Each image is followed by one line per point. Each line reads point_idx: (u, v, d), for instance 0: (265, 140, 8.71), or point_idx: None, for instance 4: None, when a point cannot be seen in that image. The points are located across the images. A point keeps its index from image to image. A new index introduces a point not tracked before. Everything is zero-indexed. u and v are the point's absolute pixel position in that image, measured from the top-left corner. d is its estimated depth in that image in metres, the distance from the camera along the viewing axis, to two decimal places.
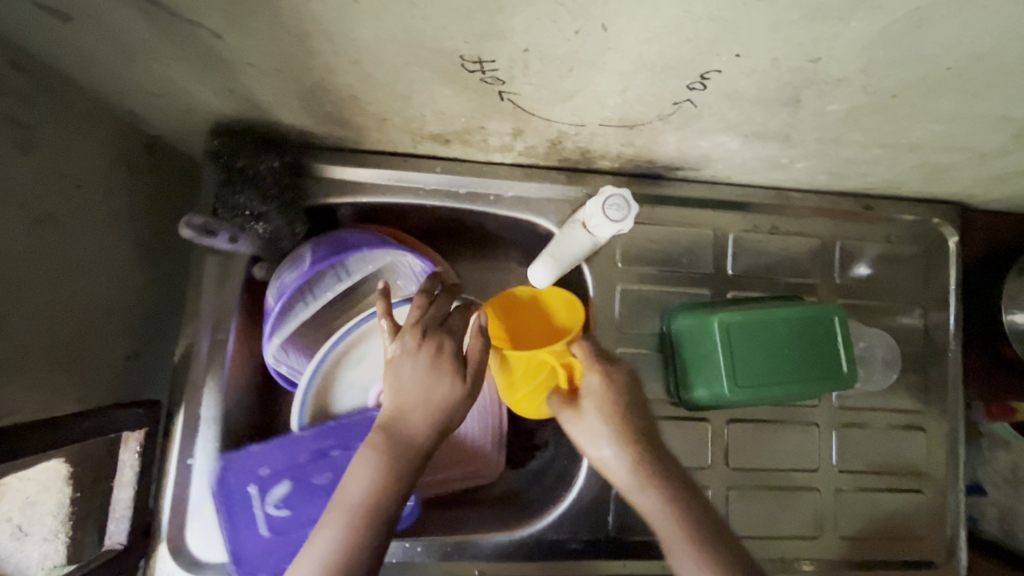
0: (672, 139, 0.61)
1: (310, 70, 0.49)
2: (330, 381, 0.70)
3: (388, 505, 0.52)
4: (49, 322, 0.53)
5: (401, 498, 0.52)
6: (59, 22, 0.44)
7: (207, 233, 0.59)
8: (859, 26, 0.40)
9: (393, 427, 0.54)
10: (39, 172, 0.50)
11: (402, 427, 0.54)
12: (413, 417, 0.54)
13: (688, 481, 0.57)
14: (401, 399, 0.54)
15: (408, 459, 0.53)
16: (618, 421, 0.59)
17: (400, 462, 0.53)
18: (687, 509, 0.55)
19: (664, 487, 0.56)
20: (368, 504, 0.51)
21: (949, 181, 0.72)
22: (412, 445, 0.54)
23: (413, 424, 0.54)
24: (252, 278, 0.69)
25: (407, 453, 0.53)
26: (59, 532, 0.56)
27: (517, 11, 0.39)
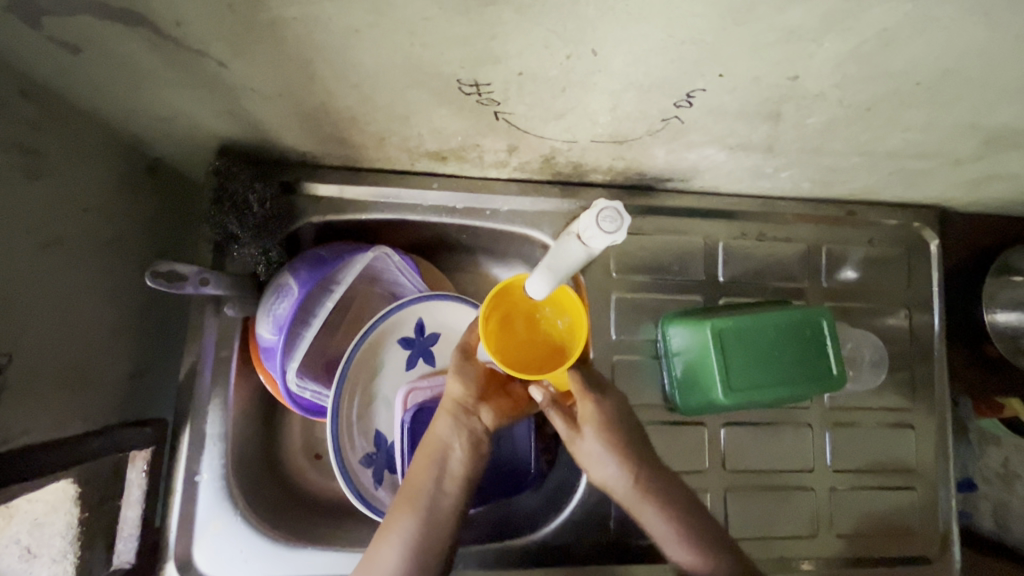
0: (661, 152, 0.64)
1: (312, 94, 0.51)
2: (350, 400, 0.72)
3: (444, 505, 0.61)
4: (58, 344, 0.54)
5: (442, 499, 0.61)
6: (69, 54, 0.45)
7: (175, 279, 0.58)
8: (833, 47, 0.43)
9: (435, 435, 0.63)
10: (47, 197, 0.51)
11: (442, 432, 0.63)
12: (449, 421, 0.63)
13: (684, 493, 0.65)
14: (444, 414, 0.63)
15: (452, 460, 0.62)
16: (616, 446, 0.64)
17: (445, 464, 0.62)
18: (686, 511, 0.63)
19: (661, 502, 0.63)
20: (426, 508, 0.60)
21: (926, 186, 0.75)
22: (451, 449, 0.62)
23: (447, 430, 0.63)
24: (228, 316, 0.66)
25: (449, 456, 0.62)
26: (67, 553, 0.55)
27: (511, 38, 0.42)
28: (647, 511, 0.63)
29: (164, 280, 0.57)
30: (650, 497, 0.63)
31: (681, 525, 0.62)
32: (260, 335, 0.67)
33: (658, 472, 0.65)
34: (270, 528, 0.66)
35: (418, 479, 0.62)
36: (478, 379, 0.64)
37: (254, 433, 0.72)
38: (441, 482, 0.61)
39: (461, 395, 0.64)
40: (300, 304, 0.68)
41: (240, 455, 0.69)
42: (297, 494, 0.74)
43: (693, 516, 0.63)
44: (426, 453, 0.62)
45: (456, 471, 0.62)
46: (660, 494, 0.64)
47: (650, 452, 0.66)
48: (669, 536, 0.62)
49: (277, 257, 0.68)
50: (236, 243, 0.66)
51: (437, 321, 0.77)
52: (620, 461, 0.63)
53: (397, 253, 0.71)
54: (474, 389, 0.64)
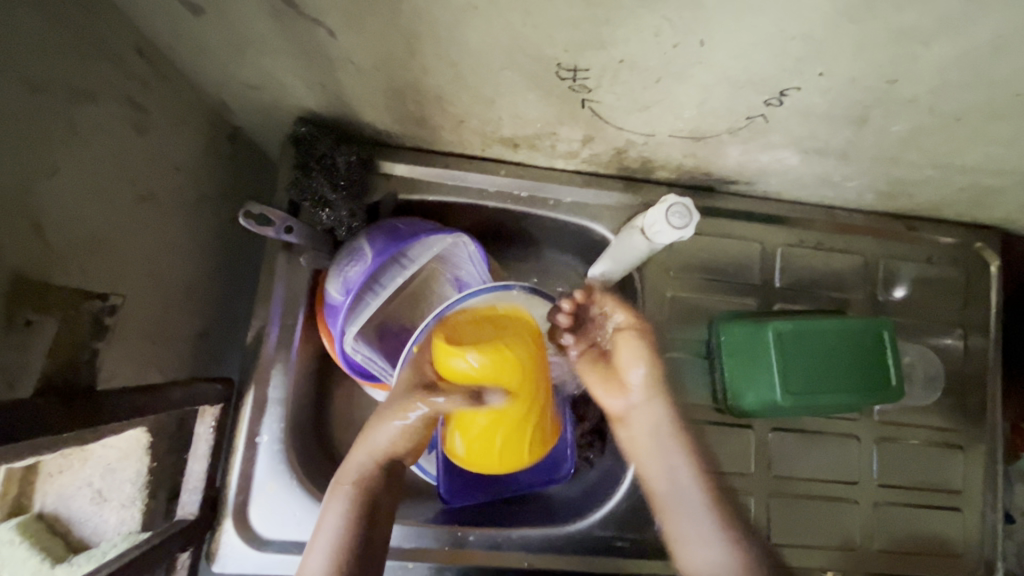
0: (734, 152, 0.64)
1: (408, 70, 0.53)
2: None
3: (359, 531, 0.60)
4: (146, 298, 0.55)
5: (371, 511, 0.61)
6: (191, 15, 0.47)
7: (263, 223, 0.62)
8: (940, 51, 0.43)
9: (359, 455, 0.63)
10: (148, 152, 0.53)
11: (359, 465, 0.63)
12: (366, 455, 0.63)
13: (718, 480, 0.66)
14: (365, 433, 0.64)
15: (370, 489, 0.62)
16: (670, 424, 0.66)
17: (363, 494, 0.61)
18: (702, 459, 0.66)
19: (694, 457, 0.66)
20: (343, 533, 0.59)
21: (992, 205, 0.75)
22: (371, 479, 0.62)
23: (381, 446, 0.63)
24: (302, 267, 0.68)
25: (367, 484, 0.62)
26: (135, 500, 0.59)
27: (624, 22, 0.43)
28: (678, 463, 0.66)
29: (253, 222, 0.62)
30: (665, 448, 0.66)
31: (716, 506, 0.64)
32: (329, 295, 0.69)
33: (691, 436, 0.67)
34: (323, 496, 0.67)
35: (331, 510, 0.60)
36: (419, 424, 0.62)
37: (309, 402, 0.73)
38: (358, 511, 0.60)
39: (387, 436, 0.63)
40: (371, 271, 0.69)
41: (296, 421, 0.70)
42: (346, 466, 0.75)
43: (724, 501, 0.64)
44: (341, 486, 0.62)
45: (370, 504, 0.61)
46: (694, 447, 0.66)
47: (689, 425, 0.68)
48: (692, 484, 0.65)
49: (360, 222, 0.70)
50: (326, 207, 0.67)
51: None
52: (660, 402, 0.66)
53: (474, 241, 0.72)
54: (399, 432, 0.62)
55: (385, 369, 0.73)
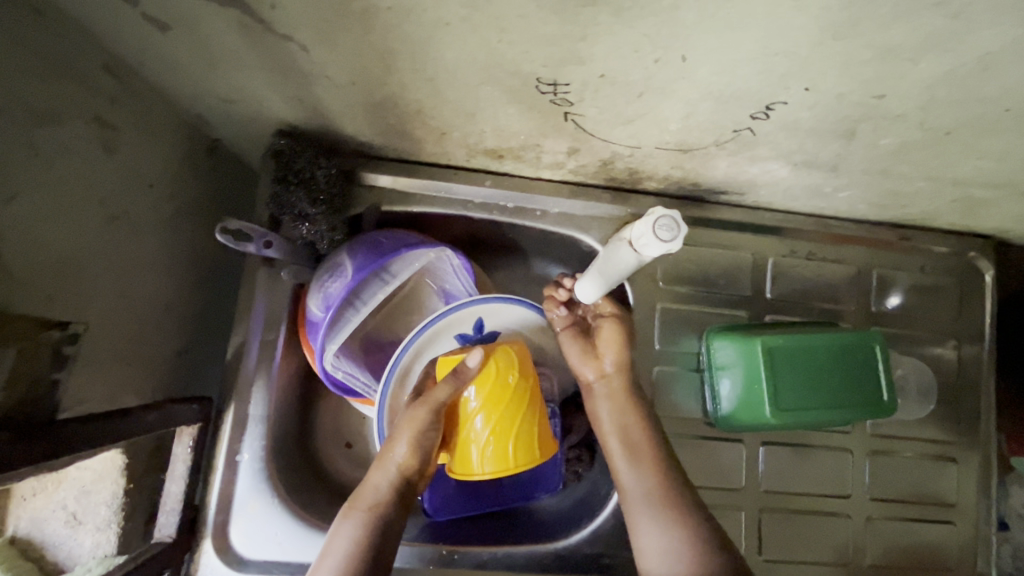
0: (722, 164, 0.63)
1: (385, 85, 0.51)
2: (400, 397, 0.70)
3: (365, 563, 0.55)
4: (118, 318, 0.54)
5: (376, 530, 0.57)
6: (158, 31, 0.46)
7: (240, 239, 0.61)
8: (928, 67, 0.42)
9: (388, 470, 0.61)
10: (118, 170, 0.52)
11: (377, 491, 0.60)
12: (387, 480, 0.60)
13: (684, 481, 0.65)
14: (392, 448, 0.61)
15: (383, 520, 0.58)
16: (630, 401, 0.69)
17: (375, 525, 0.58)
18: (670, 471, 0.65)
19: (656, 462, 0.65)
20: (347, 565, 0.55)
21: (986, 215, 0.74)
22: (387, 509, 0.59)
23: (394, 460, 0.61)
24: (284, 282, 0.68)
25: (380, 511, 0.59)
26: (111, 522, 0.58)
27: (602, 39, 0.41)
28: (638, 462, 0.65)
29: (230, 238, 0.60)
30: (633, 453, 0.66)
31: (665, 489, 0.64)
32: (309, 311, 0.68)
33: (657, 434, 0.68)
34: (304, 514, 0.65)
35: (339, 534, 0.57)
36: (417, 435, 0.61)
37: (292, 418, 0.72)
38: (363, 543, 0.56)
39: (406, 460, 0.61)
40: (351, 286, 0.67)
41: (278, 437, 0.68)
42: (330, 481, 0.74)
43: (679, 485, 0.65)
44: (356, 510, 0.59)
45: (380, 539, 0.57)
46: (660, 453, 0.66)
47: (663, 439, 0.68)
48: (646, 454, 0.66)
49: (340, 236, 0.69)
50: (306, 221, 0.66)
51: (495, 324, 0.73)
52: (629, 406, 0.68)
53: (457, 254, 0.71)
54: (418, 458, 0.61)
55: (368, 385, 0.72)
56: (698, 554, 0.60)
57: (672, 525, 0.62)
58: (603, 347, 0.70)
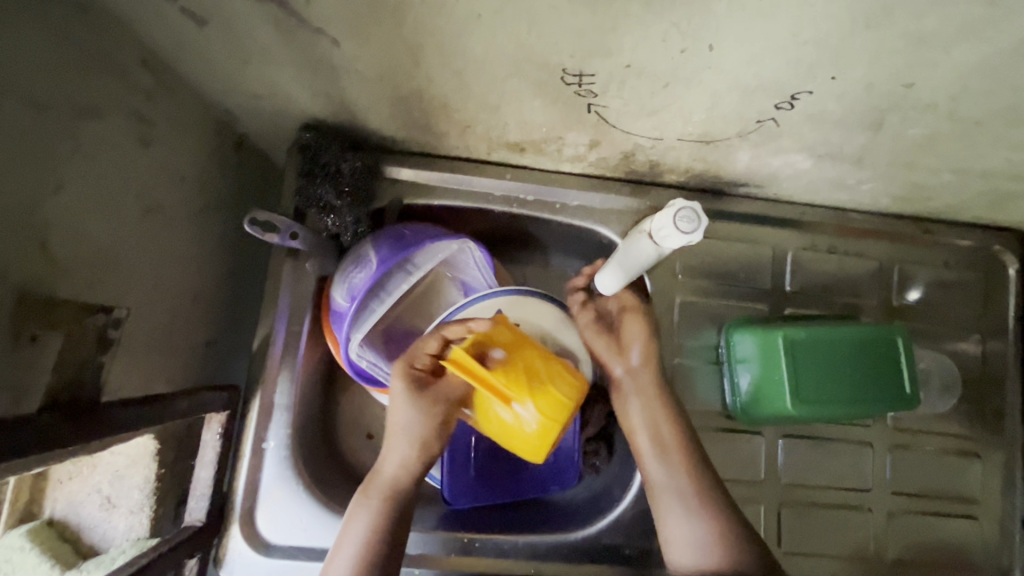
0: (745, 156, 0.63)
1: (412, 78, 0.52)
2: None
3: (383, 546, 0.58)
4: (153, 307, 0.55)
5: (391, 522, 0.60)
6: (193, 26, 0.47)
7: (268, 229, 0.63)
8: (960, 55, 0.42)
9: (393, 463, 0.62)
10: (152, 162, 0.53)
11: (387, 476, 0.62)
12: (395, 465, 0.62)
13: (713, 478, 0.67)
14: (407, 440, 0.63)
15: (399, 505, 0.61)
16: (661, 407, 0.69)
17: (390, 510, 0.60)
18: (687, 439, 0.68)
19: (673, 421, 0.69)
20: (367, 544, 0.58)
21: (1013, 208, 0.73)
22: (400, 492, 0.61)
23: (401, 450, 0.63)
24: (307, 272, 0.69)
25: (396, 498, 0.61)
26: (143, 506, 0.59)
27: (631, 30, 0.42)
28: (658, 429, 0.69)
29: (258, 228, 0.62)
30: (662, 449, 0.68)
31: (687, 466, 0.67)
32: (334, 301, 0.69)
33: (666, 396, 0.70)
34: (328, 501, 0.67)
35: (354, 520, 0.59)
36: (426, 428, 0.63)
37: (315, 407, 0.73)
38: (382, 526, 0.59)
39: (410, 452, 0.63)
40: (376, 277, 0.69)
41: (303, 427, 0.70)
42: (352, 470, 0.75)
43: (694, 458, 0.67)
44: (370, 498, 0.61)
45: (397, 520, 0.60)
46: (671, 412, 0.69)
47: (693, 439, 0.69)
48: (674, 450, 0.68)
49: (365, 228, 0.69)
50: (332, 212, 0.67)
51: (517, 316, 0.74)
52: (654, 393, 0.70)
53: (479, 247, 0.71)
54: (419, 450, 0.63)
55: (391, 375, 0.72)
56: (724, 549, 0.63)
57: (699, 520, 0.65)
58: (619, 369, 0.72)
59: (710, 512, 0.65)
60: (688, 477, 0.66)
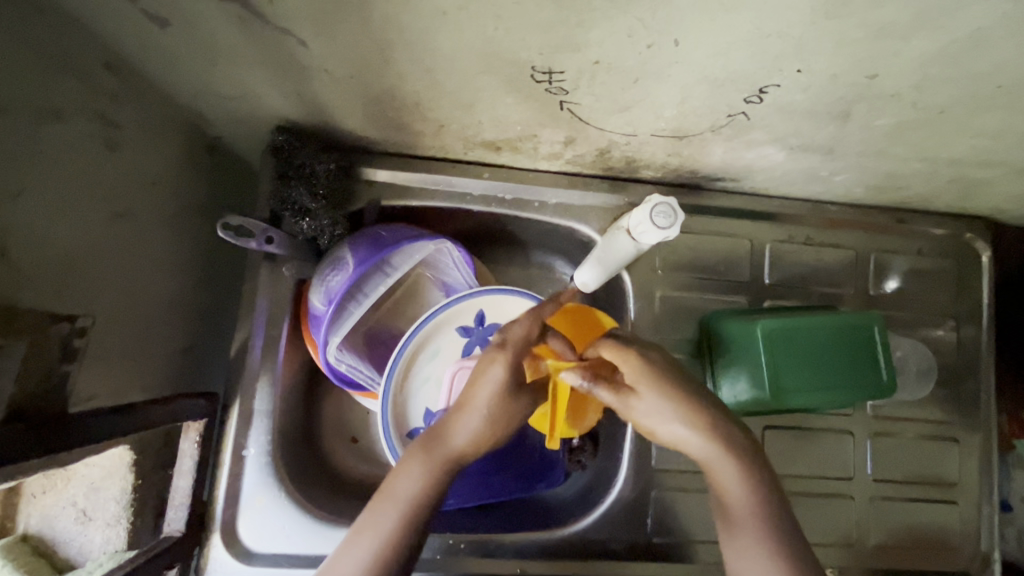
0: (719, 150, 0.63)
1: (383, 77, 0.52)
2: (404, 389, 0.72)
3: (425, 515, 0.52)
4: (124, 314, 0.55)
5: (440, 494, 0.53)
6: (156, 27, 0.46)
7: (242, 235, 0.62)
8: (920, 45, 0.43)
9: (458, 427, 0.55)
10: (120, 168, 0.52)
11: (450, 450, 0.54)
12: (467, 430, 0.55)
13: (776, 488, 0.54)
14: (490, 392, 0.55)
15: (452, 474, 0.54)
16: (696, 414, 0.54)
17: (443, 475, 0.53)
18: (754, 470, 0.53)
19: (737, 451, 0.54)
20: (408, 517, 0.51)
21: (983, 195, 0.74)
22: (457, 472, 0.54)
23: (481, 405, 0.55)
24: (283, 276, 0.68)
25: (450, 470, 0.54)
26: (120, 519, 0.58)
27: (596, 25, 0.42)
28: (719, 463, 0.53)
29: (232, 233, 0.62)
30: (710, 461, 0.54)
31: (749, 487, 0.53)
32: (311, 305, 0.68)
33: (726, 420, 0.55)
34: (311, 506, 0.66)
35: (402, 481, 0.53)
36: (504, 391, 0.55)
37: (297, 412, 0.72)
38: (432, 492, 0.52)
39: (481, 419, 0.55)
40: (354, 280, 0.68)
41: (285, 433, 0.69)
42: (335, 475, 0.74)
43: (763, 481, 0.54)
44: (424, 458, 0.54)
45: (444, 492, 0.53)
46: (731, 437, 0.54)
47: (754, 450, 0.55)
48: (728, 464, 0.53)
49: (342, 231, 0.69)
50: (307, 216, 0.67)
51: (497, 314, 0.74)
52: (692, 410, 0.54)
53: (457, 247, 0.71)
54: (491, 425, 0.55)
55: (371, 377, 0.73)
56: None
57: (757, 543, 0.52)
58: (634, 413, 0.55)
59: (774, 536, 0.52)
60: (754, 499, 0.53)
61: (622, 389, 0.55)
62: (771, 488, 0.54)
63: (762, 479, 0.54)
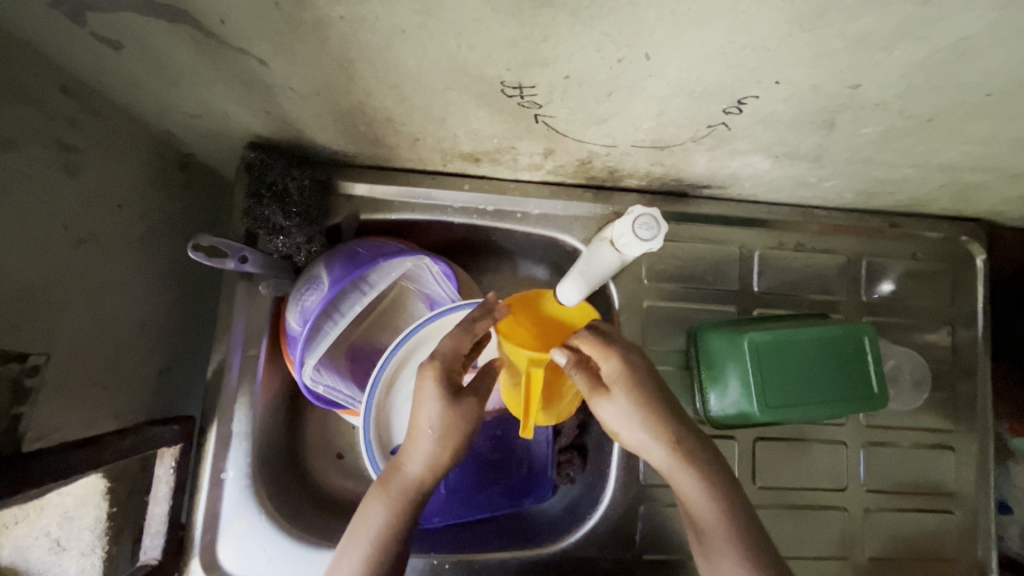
0: (703, 159, 0.62)
1: (349, 94, 0.50)
2: (386, 406, 0.70)
3: (395, 546, 0.55)
4: (91, 340, 0.54)
5: (406, 524, 0.56)
6: (109, 49, 0.45)
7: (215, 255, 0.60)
8: (902, 55, 0.41)
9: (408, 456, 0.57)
10: (81, 193, 0.51)
11: (406, 481, 0.56)
12: (417, 461, 0.56)
13: (736, 487, 0.56)
14: (429, 414, 0.55)
15: (414, 502, 0.56)
16: (654, 417, 0.55)
17: (406, 505, 0.56)
18: (715, 476, 0.55)
19: (700, 464, 0.55)
20: (378, 546, 0.55)
21: (978, 199, 0.72)
22: (420, 498, 0.57)
23: (427, 428, 0.56)
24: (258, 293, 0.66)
25: (409, 499, 0.56)
26: (95, 547, 0.57)
27: (562, 40, 0.40)
28: (680, 474, 0.55)
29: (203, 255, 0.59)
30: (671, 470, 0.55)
31: (711, 493, 0.55)
32: (288, 325, 0.67)
33: (682, 426, 0.56)
34: (292, 528, 0.65)
35: (367, 516, 0.56)
36: (443, 410, 0.55)
37: (280, 431, 0.71)
38: (396, 524, 0.55)
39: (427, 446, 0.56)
40: (329, 299, 0.66)
41: (266, 453, 0.68)
42: (319, 494, 0.73)
43: (724, 483, 0.55)
44: (386, 492, 0.56)
45: (411, 521, 0.56)
46: (692, 449, 0.56)
47: (710, 449, 0.57)
48: (686, 473, 0.55)
49: (318, 248, 0.68)
50: (281, 234, 0.66)
51: None
52: (656, 422, 0.55)
53: (436, 261, 0.69)
54: (442, 448, 0.56)
55: (352, 396, 0.71)
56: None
57: (725, 548, 0.54)
58: (603, 411, 0.57)
59: (741, 539, 0.54)
60: (716, 505, 0.55)
61: (598, 386, 0.57)
62: (734, 489, 0.56)
63: (727, 485, 0.55)
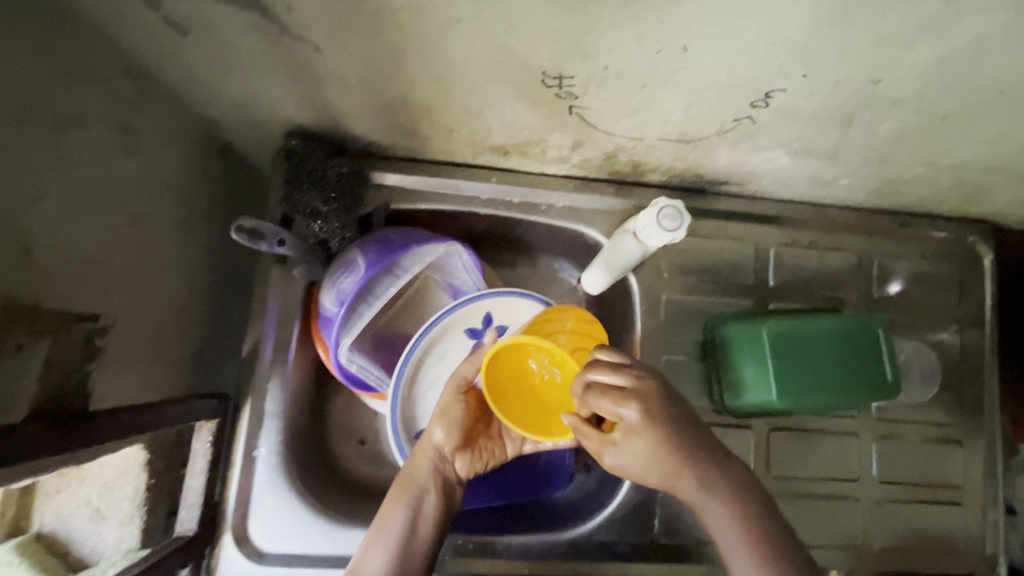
0: (724, 155, 0.64)
1: (395, 83, 0.53)
2: (413, 388, 0.72)
3: (415, 539, 0.57)
4: (139, 313, 0.56)
5: (423, 516, 0.58)
6: (176, 34, 0.47)
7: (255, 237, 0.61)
8: (923, 52, 0.44)
9: (425, 454, 0.63)
10: (135, 171, 0.53)
11: (421, 477, 0.61)
12: (428, 458, 0.62)
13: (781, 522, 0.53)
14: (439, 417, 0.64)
15: (430, 495, 0.60)
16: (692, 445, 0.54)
17: (421, 499, 0.59)
18: (757, 508, 0.53)
19: (744, 496, 0.53)
20: (399, 540, 0.56)
21: (985, 199, 0.75)
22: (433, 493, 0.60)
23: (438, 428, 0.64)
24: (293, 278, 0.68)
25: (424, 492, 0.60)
26: (134, 517, 0.59)
27: (605, 32, 0.43)
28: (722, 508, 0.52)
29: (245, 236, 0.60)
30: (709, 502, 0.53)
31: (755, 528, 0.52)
32: (323, 306, 0.69)
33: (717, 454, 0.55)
34: (321, 507, 0.66)
35: (389, 515, 0.58)
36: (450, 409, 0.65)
37: (307, 413, 0.73)
38: (413, 515, 0.58)
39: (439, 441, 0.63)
40: (364, 282, 0.69)
41: (295, 433, 0.70)
42: (343, 477, 0.75)
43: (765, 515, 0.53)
44: (403, 492, 0.59)
45: (428, 513, 0.59)
46: (728, 478, 0.54)
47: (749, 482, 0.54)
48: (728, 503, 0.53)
49: (351, 234, 0.70)
50: (318, 218, 0.68)
51: (504, 317, 0.75)
52: (695, 452, 0.53)
53: (466, 250, 0.72)
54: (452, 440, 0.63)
55: (381, 379, 0.73)
56: None
57: None
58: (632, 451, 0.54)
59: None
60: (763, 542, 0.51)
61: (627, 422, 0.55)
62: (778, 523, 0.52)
63: (773, 513, 0.53)
